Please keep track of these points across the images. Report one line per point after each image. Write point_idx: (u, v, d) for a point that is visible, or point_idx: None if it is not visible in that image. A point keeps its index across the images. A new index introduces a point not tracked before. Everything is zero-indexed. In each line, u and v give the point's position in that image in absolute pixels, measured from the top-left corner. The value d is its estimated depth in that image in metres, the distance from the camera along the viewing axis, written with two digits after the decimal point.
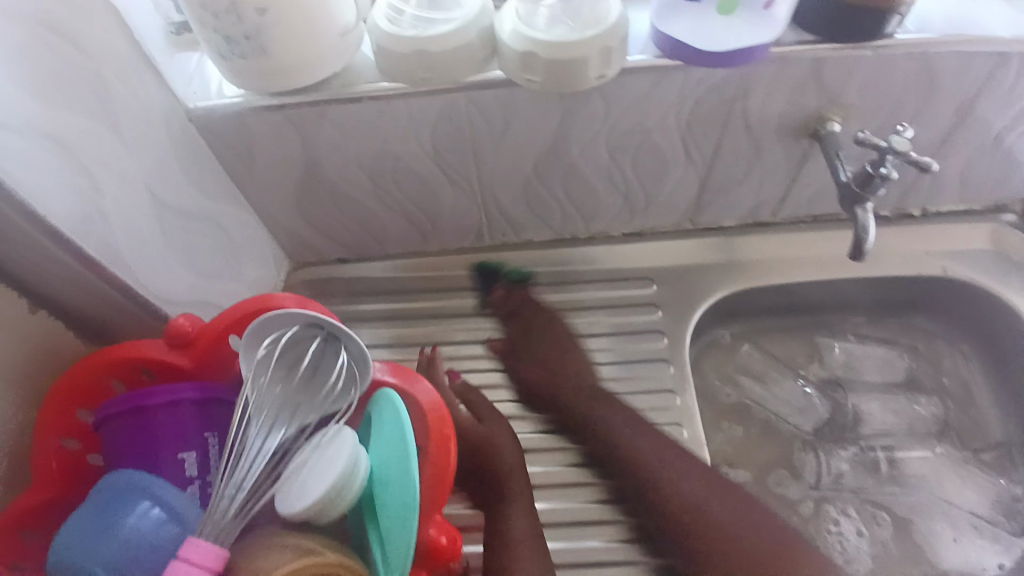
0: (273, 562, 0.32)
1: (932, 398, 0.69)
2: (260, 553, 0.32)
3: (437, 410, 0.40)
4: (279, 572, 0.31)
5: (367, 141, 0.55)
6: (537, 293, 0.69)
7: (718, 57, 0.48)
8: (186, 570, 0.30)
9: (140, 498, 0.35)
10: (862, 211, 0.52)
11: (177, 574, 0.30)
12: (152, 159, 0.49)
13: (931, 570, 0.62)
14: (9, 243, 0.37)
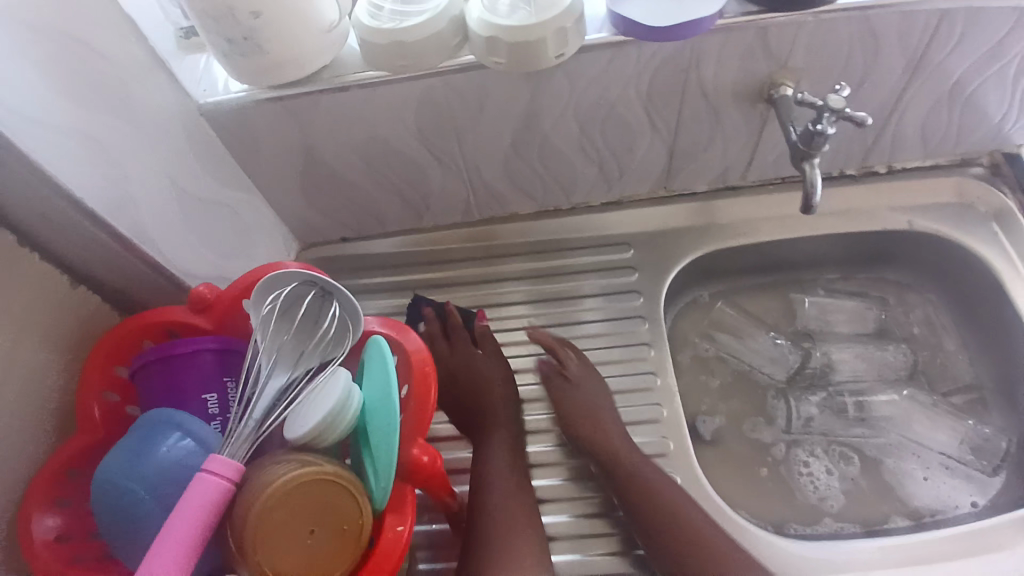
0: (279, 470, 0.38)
1: (900, 345, 0.73)
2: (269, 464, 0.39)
3: (419, 353, 0.46)
4: (284, 478, 0.37)
5: (358, 127, 0.61)
6: (523, 262, 0.75)
7: (664, 31, 0.52)
8: (210, 478, 0.36)
9: (170, 429, 0.42)
10: (809, 166, 0.56)
11: (203, 481, 0.36)
12: (169, 151, 0.55)
13: (900, 505, 0.66)
14: (49, 223, 0.44)
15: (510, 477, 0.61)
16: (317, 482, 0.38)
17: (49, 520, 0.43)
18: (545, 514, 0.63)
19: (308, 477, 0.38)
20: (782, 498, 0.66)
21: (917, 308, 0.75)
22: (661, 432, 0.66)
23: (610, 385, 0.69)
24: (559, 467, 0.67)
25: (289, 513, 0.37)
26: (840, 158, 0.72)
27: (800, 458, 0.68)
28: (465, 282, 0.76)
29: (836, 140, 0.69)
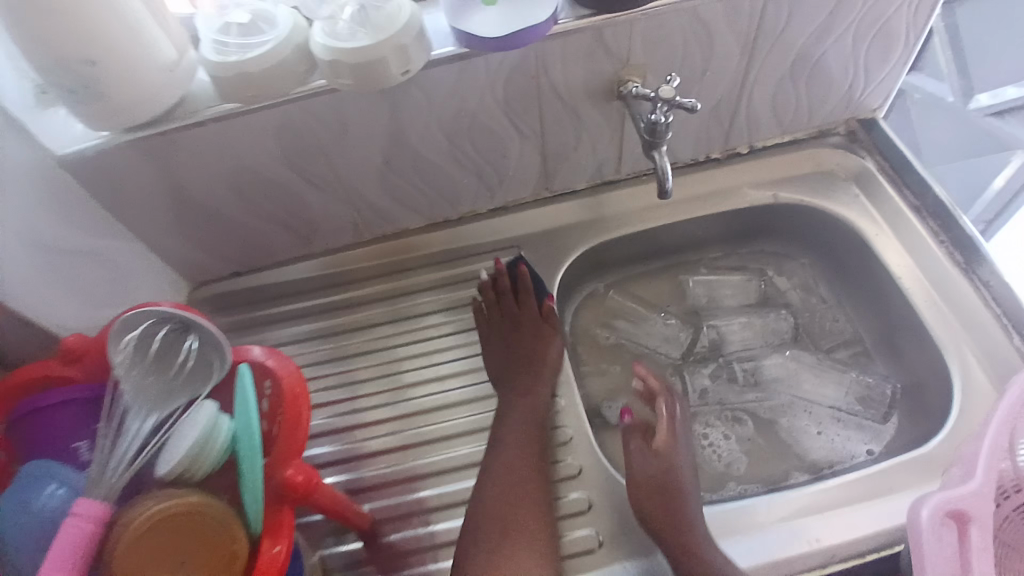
0: (148, 502, 0.38)
1: (780, 310, 0.78)
2: (137, 503, 0.39)
3: (290, 374, 0.45)
4: (155, 508, 0.38)
5: (226, 161, 0.61)
6: (421, 275, 0.77)
7: (534, 31, 0.54)
8: (74, 522, 0.36)
9: (49, 482, 0.42)
10: (658, 153, 0.61)
11: (67, 526, 0.36)
12: (27, 206, 0.54)
13: (799, 461, 0.69)
14: None
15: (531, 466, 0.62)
16: (195, 510, 0.39)
17: None
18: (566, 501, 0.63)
19: (184, 506, 0.39)
20: None
21: (796, 274, 0.80)
22: (563, 420, 0.68)
23: None
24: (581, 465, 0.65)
25: (163, 544, 0.38)
26: (702, 145, 0.76)
27: (699, 432, 0.72)
28: (366, 300, 0.76)
29: (695, 126, 0.73)
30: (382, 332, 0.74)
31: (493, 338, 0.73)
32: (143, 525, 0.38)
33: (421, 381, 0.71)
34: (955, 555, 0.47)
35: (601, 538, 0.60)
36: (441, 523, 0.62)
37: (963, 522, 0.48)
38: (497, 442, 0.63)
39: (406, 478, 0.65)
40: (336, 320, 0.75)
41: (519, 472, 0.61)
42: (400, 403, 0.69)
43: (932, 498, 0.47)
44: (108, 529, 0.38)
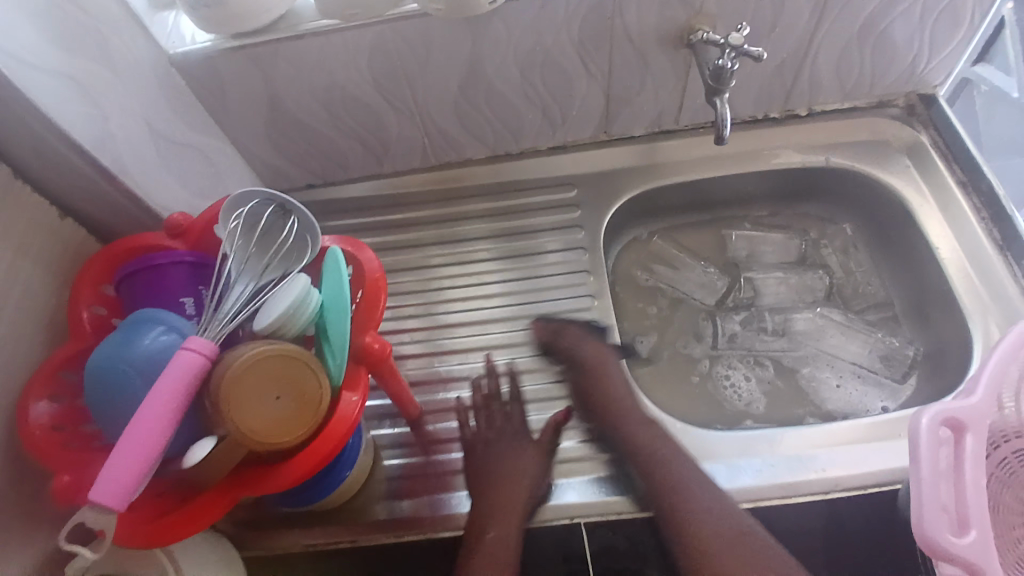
0: (239, 351, 0.43)
1: (817, 271, 0.81)
2: (238, 351, 0.43)
3: (372, 267, 0.52)
4: (246, 354, 0.43)
5: (317, 75, 0.67)
6: (478, 202, 0.82)
7: None
8: (185, 351, 0.41)
9: (153, 325, 0.47)
10: (719, 101, 0.66)
11: (178, 356, 0.41)
12: (147, 97, 0.61)
13: (815, 409, 0.74)
14: (47, 157, 0.52)
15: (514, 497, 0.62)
16: (279, 358, 0.43)
17: (39, 407, 0.49)
18: (570, 496, 0.62)
19: (269, 355, 0.43)
20: (709, 404, 0.74)
21: (836, 238, 0.83)
22: (596, 342, 0.74)
23: (560, 306, 0.76)
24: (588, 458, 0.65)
25: (252, 387, 0.42)
26: (760, 103, 0.79)
27: (721, 372, 0.77)
28: (428, 221, 0.82)
29: (756, 81, 0.75)
30: (440, 252, 0.80)
31: (511, 427, 0.68)
32: (233, 369, 0.42)
33: (473, 297, 0.77)
34: (949, 471, 0.52)
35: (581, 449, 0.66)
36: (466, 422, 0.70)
37: (958, 432, 0.52)
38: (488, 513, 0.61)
39: (434, 379, 0.73)
40: (398, 236, 0.81)
41: (503, 508, 0.61)
42: (436, 312, 0.77)
43: (932, 407, 0.51)
44: (211, 366, 0.42)
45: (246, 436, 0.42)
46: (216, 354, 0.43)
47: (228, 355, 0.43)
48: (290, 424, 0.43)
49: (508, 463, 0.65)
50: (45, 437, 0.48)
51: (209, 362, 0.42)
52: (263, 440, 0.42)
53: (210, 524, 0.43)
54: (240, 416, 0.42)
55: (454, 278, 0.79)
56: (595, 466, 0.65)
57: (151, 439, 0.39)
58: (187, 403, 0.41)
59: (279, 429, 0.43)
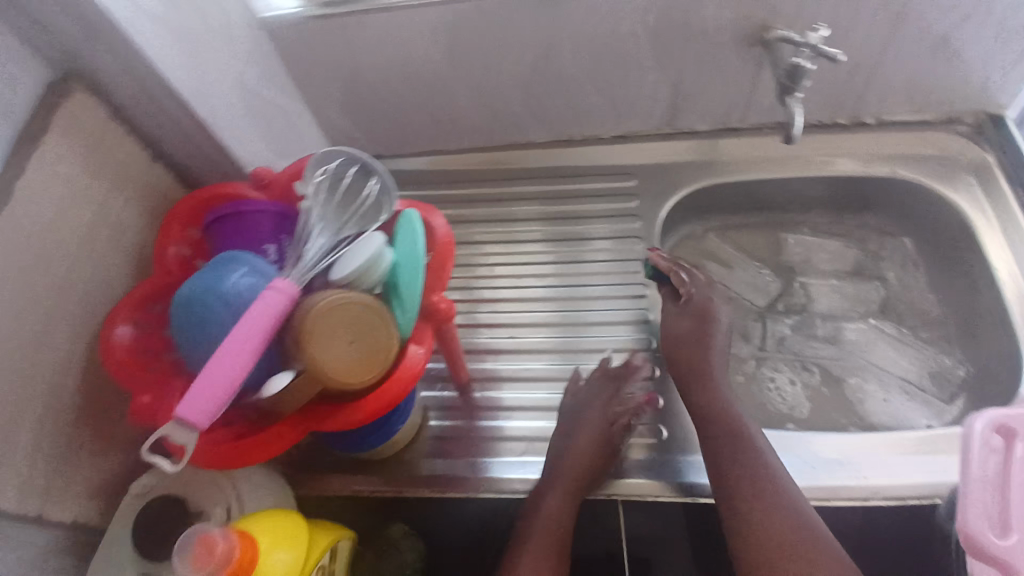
0: (320, 296, 0.45)
1: (873, 282, 0.82)
2: (318, 296, 0.46)
3: (444, 234, 0.54)
4: (326, 300, 0.45)
5: (397, 49, 0.69)
6: (538, 185, 0.84)
7: None
8: (269, 292, 0.44)
9: (240, 265, 0.50)
10: (792, 101, 0.69)
11: (264, 294, 0.43)
12: (241, 56, 0.64)
13: (859, 420, 0.73)
14: (149, 102, 0.55)
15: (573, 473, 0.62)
16: (356, 306, 0.45)
17: (123, 329, 0.52)
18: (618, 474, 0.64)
19: (346, 302, 0.45)
20: (753, 404, 0.74)
21: (895, 252, 0.83)
22: (645, 330, 0.74)
23: (607, 291, 0.77)
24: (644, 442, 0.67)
25: (329, 329, 0.44)
26: (828, 109, 0.79)
27: (767, 374, 0.76)
28: (489, 199, 0.84)
29: (826, 87, 0.75)
30: (499, 230, 0.82)
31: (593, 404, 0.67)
32: (313, 311, 0.44)
33: (527, 276, 0.79)
34: (997, 477, 0.51)
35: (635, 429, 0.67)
36: (510, 394, 0.71)
37: (1010, 440, 0.52)
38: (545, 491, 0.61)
39: (476, 349, 0.74)
40: (458, 211, 0.84)
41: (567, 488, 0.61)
42: (489, 287, 0.79)
43: (989, 411, 0.52)
44: (292, 307, 0.45)
45: (322, 374, 0.44)
46: (298, 297, 0.45)
47: (309, 299, 0.46)
48: (361, 367, 0.45)
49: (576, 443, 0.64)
50: (126, 357, 0.51)
51: (290, 304, 0.44)
52: (337, 379, 0.44)
53: (283, 448, 0.47)
54: (317, 357, 0.44)
55: (510, 257, 0.80)
56: (645, 450, 0.66)
57: (236, 368, 0.42)
58: (268, 337, 0.43)
59: (352, 371, 0.45)
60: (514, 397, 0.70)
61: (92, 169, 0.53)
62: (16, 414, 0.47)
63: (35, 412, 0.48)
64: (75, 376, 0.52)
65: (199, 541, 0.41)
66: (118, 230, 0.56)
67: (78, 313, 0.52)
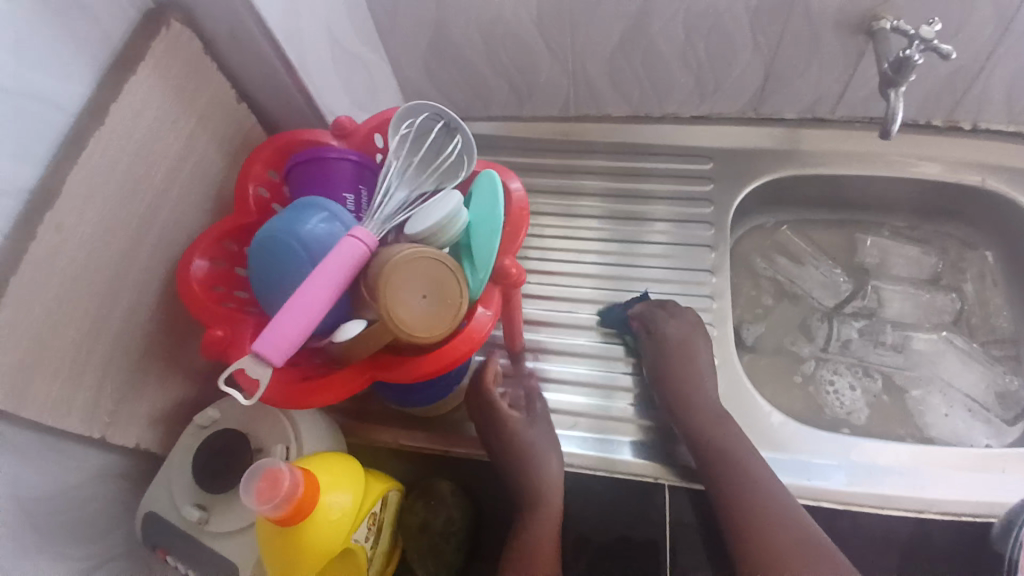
0: (395, 250, 0.44)
1: (950, 293, 0.78)
2: (393, 249, 0.45)
3: (520, 201, 0.52)
4: (401, 252, 0.43)
5: (486, 8, 0.67)
6: (608, 160, 0.82)
7: None
8: (350, 239, 0.43)
9: (322, 210, 0.49)
10: (894, 93, 0.65)
11: (345, 240, 0.43)
12: (334, 2, 0.63)
13: (917, 432, 0.71)
14: (243, 39, 0.55)
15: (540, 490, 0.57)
16: (430, 261, 0.44)
17: (199, 263, 0.53)
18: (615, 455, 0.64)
19: (426, 255, 0.44)
20: (809, 407, 0.72)
21: (974, 265, 0.79)
22: (707, 319, 0.73)
23: (665, 275, 0.76)
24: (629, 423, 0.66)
25: (407, 279, 0.43)
26: (926, 107, 0.74)
27: (826, 377, 0.74)
28: (557, 171, 0.82)
29: (926, 86, 0.71)
30: (565, 202, 0.81)
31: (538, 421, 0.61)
32: (393, 260, 0.43)
33: (588, 251, 0.78)
34: None
35: (598, 406, 0.68)
36: (554, 367, 0.71)
37: None
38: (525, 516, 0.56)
39: (531, 320, 0.74)
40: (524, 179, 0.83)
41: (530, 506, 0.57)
42: (550, 259, 0.78)
43: None
44: (369, 257, 0.44)
45: (393, 322, 0.42)
46: (375, 250, 0.45)
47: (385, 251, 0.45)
48: (432, 323, 0.44)
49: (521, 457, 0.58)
50: (201, 289, 0.51)
51: (368, 253, 0.44)
52: (407, 330, 0.42)
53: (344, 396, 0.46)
54: (390, 309, 0.42)
55: (572, 231, 0.79)
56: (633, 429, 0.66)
57: (310, 310, 0.41)
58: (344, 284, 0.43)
59: (423, 325, 0.43)
60: (555, 370, 0.70)
61: (181, 102, 0.54)
62: (94, 333, 0.48)
63: (113, 334, 0.50)
64: (151, 303, 0.53)
65: (265, 476, 0.41)
66: (200, 165, 0.57)
67: (158, 243, 0.53)
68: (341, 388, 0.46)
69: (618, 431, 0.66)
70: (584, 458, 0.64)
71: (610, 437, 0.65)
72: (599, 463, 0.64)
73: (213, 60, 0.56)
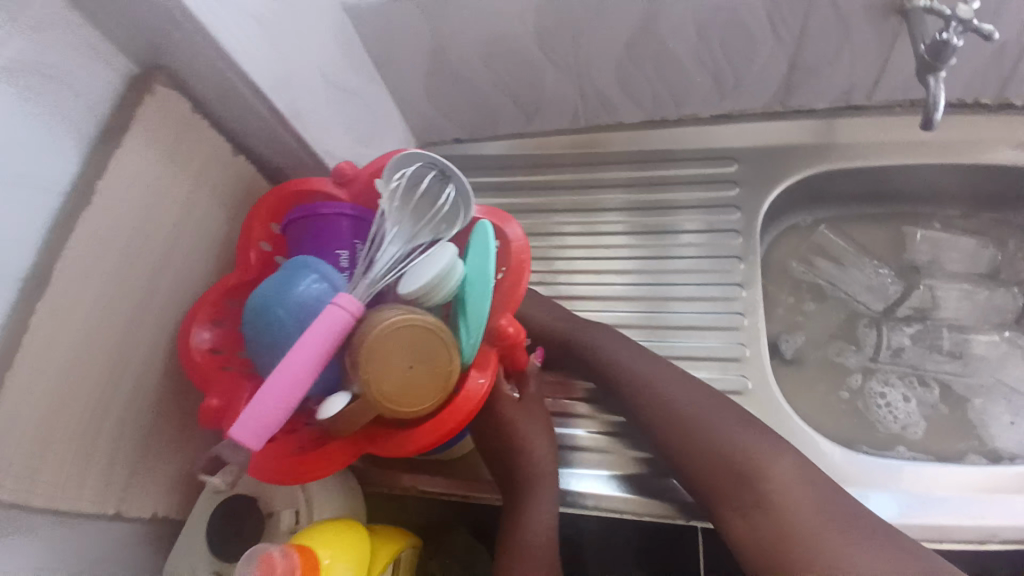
0: (385, 314, 0.42)
1: (1012, 288, 0.71)
2: (380, 312, 0.42)
3: (520, 250, 0.49)
4: (390, 318, 0.41)
5: (482, 30, 0.64)
6: (625, 171, 0.78)
7: None
8: (333, 307, 0.41)
9: (310, 272, 0.48)
10: (933, 80, 0.59)
11: (328, 310, 0.41)
12: (323, 44, 0.61)
13: (982, 447, 0.64)
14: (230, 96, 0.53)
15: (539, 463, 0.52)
16: (419, 329, 0.42)
17: (202, 334, 0.52)
18: (608, 493, 0.59)
19: (414, 323, 0.42)
20: (857, 424, 0.67)
21: None
22: (736, 338, 0.68)
23: (694, 291, 0.71)
24: (607, 455, 0.62)
25: (392, 350, 0.41)
26: (977, 86, 0.66)
27: (875, 389, 0.68)
28: (571, 187, 0.79)
29: (976, 64, 0.63)
30: (582, 219, 0.77)
31: (536, 401, 0.54)
32: (378, 331, 0.41)
33: (607, 270, 0.74)
34: None
35: (599, 440, 0.63)
36: None
37: None
38: (517, 505, 0.51)
39: None
40: (538, 199, 0.80)
41: (521, 483, 0.52)
42: (571, 281, 0.74)
43: None
44: (355, 324, 0.42)
45: (376, 397, 0.41)
46: (362, 314, 0.42)
47: (373, 316, 0.43)
48: (418, 395, 0.42)
49: (517, 437, 0.52)
50: (206, 361, 0.51)
51: (353, 320, 0.41)
52: (392, 405, 0.42)
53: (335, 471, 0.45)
54: (375, 381, 0.41)
55: (591, 249, 0.76)
56: (613, 461, 0.61)
57: (288, 395, 0.39)
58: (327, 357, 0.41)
59: (406, 398, 0.42)
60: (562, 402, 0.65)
61: (173, 166, 0.53)
62: (100, 412, 0.48)
63: (117, 412, 0.50)
64: (157, 375, 0.52)
65: (260, 562, 0.41)
66: (197, 227, 0.56)
67: (158, 313, 0.53)
68: (331, 462, 0.45)
69: (605, 465, 0.61)
70: (615, 501, 0.59)
71: (601, 473, 0.61)
72: (630, 503, 0.59)
73: (204, 118, 0.55)
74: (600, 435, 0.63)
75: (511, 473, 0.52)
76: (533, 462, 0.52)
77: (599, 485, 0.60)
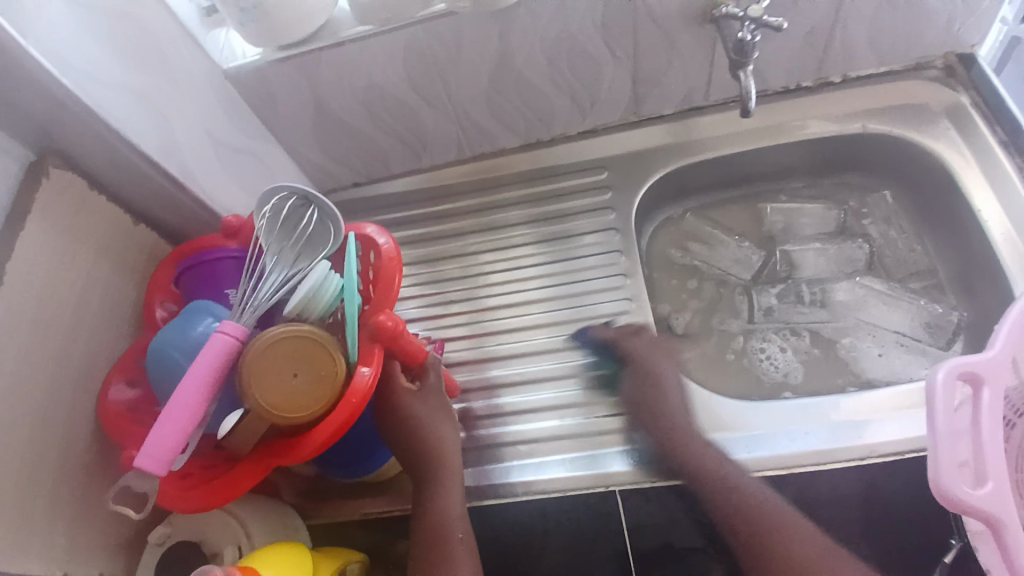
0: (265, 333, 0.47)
1: (857, 240, 0.81)
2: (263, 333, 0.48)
3: (391, 258, 0.54)
4: (267, 335, 0.47)
5: (357, 78, 0.70)
6: (512, 190, 0.85)
7: None
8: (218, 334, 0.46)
9: (205, 316, 0.52)
10: (743, 75, 0.69)
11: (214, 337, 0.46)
12: (207, 111, 0.66)
13: (854, 378, 0.74)
14: (123, 169, 0.58)
15: (442, 452, 0.57)
16: (296, 341, 0.48)
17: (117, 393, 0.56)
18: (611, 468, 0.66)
19: (290, 333, 0.48)
20: (745, 379, 0.75)
21: (878, 207, 0.82)
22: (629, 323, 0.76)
23: (586, 287, 0.79)
24: (616, 434, 0.69)
25: (272, 363, 0.47)
26: (793, 72, 0.78)
27: (756, 346, 0.77)
28: (468, 210, 0.86)
29: (787, 54, 0.74)
30: (485, 236, 0.84)
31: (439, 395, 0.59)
32: (257, 346, 0.47)
33: (512, 279, 0.81)
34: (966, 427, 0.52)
35: (581, 425, 0.70)
36: (508, 400, 0.73)
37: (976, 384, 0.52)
38: (429, 496, 0.56)
39: (481, 359, 0.76)
40: (441, 228, 0.86)
41: (430, 475, 0.57)
42: (478, 297, 0.81)
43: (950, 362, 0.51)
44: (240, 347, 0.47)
45: (263, 408, 0.46)
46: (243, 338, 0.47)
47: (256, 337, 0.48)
48: (302, 400, 0.47)
49: (421, 434, 0.57)
50: (119, 416, 0.55)
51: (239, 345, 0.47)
52: (279, 412, 0.46)
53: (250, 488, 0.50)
54: (259, 394, 0.46)
55: (495, 263, 0.83)
56: (614, 439, 0.68)
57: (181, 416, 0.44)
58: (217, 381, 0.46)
59: (292, 403, 0.47)
60: (530, 400, 0.72)
61: (77, 240, 0.56)
62: (32, 479, 0.50)
63: (48, 478, 0.52)
64: (85, 437, 0.55)
65: None
66: (109, 295, 0.60)
67: (80, 377, 0.55)
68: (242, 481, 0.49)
69: (601, 445, 0.68)
70: (545, 483, 0.66)
71: (596, 453, 0.68)
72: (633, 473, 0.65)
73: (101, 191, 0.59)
74: (606, 419, 0.70)
75: (421, 468, 0.57)
76: (439, 454, 0.57)
77: (598, 467, 0.66)
